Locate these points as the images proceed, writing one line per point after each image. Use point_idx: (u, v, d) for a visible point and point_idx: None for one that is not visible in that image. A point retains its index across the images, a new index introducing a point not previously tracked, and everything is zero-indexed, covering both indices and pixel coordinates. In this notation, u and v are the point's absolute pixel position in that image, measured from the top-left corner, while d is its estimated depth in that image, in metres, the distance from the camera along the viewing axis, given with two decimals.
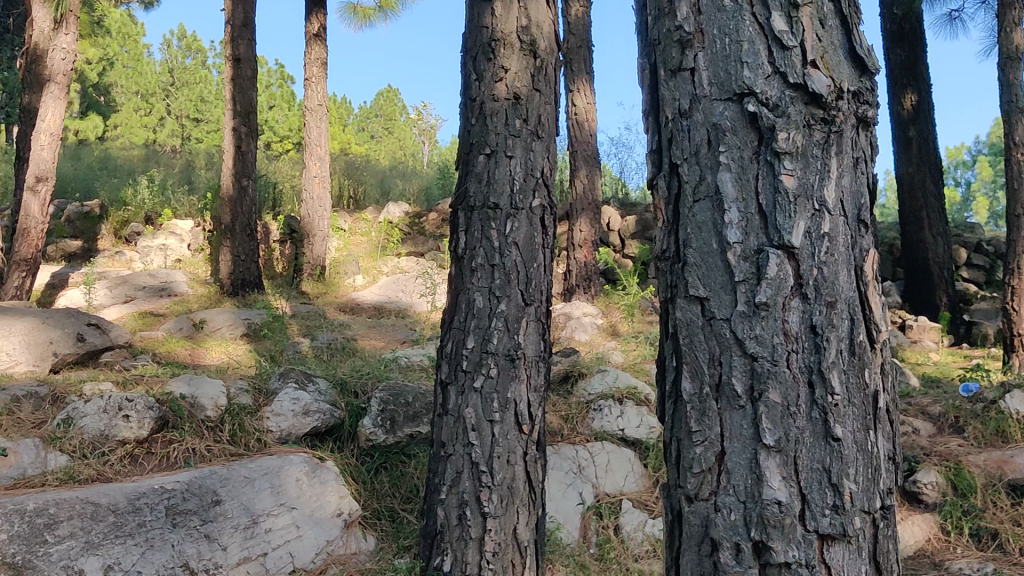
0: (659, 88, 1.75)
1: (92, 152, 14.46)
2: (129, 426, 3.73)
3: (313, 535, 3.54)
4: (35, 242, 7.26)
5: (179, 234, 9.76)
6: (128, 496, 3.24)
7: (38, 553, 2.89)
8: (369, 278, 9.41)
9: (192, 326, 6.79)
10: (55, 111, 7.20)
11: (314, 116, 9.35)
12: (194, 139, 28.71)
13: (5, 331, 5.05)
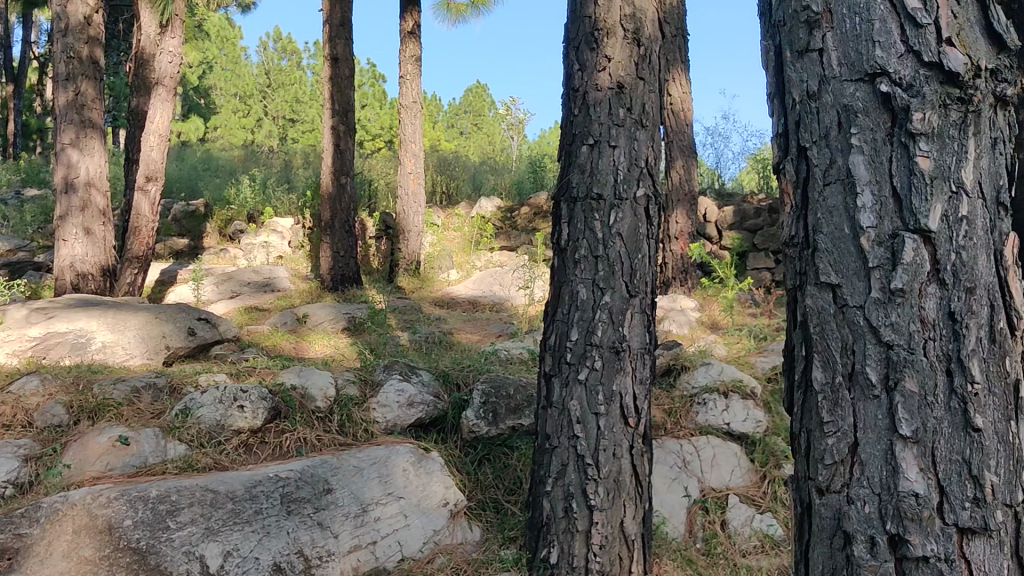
0: (785, 69, 1.71)
1: (196, 153, 14.92)
2: (244, 415, 3.83)
3: (421, 524, 3.56)
4: (146, 240, 7.52)
5: (280, 232, 9.98)
6: (245, 484, 3.33)
7: (162, 539, 3.01)
8: (463, 272, 9.48)
9: (295, 320, 6.95)
10: (164, 114, 7.43)
11: (410, 113, 9.45)
12: (290, 138, 29.39)
13: (121, 325, 5.24)
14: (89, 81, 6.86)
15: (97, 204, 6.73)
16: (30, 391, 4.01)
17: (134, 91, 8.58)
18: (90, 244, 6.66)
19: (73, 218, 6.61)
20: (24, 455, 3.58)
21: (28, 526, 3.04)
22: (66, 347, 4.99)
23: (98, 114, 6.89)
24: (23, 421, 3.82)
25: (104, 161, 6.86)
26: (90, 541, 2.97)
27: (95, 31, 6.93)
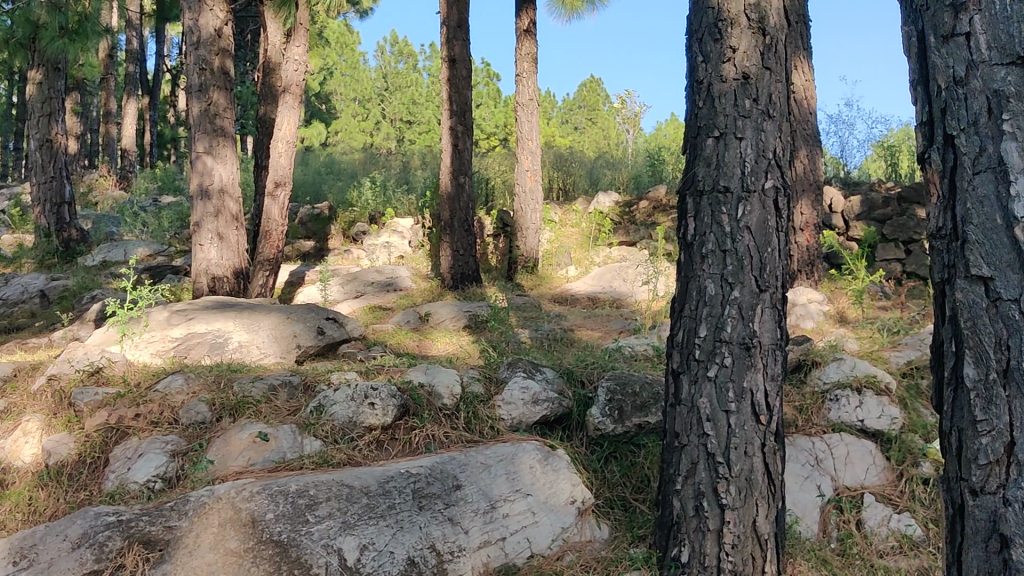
0: (929, 62, 1.74)
1: (318, 158, 15.35)
2: (375, 412, 3.92)
3: (550, 522, 3.54)
4: (276, 243, 7.77)
5: (401, 232, 10.15)
6: (378, 480, 3.41)
7: (302, 532, 3.11)
8: (582, 268, 9.47)
9: (417, 318, 7.09)
10: (290, 120, 7.66)
11: (526, 110, 9.49)
12: (408, 140, 29.94)
13: (254, 325, 5.44)
14: (221, 91, 7.13)
15: (230, 209, 7.00)
16: (176, 389, 4.20)
17: (262, 99, 8.88)
18: (223, 248, 6.93)
19: (207, 224, 6.89)
20: (171, 451, 3.76)
21: (177, 519, 3.19)
22: (206, 347, 5.21)
23: (229, 123, 7.16)
24: (169, 418, 4.02)
25: (236, 168, 7.13)
26: (235, 534, 3.10)
27: (225, 43, 7.20)
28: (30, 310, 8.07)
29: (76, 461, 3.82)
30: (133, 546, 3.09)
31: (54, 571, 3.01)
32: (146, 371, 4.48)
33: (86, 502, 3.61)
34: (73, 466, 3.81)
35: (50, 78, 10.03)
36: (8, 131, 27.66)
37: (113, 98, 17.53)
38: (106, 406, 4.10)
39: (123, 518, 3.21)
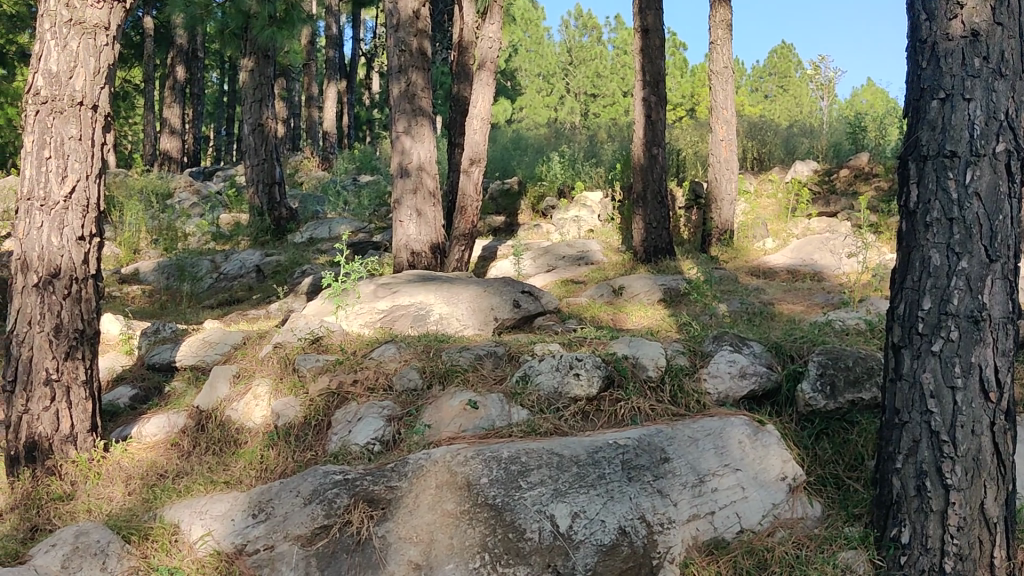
0: None
1: (507, 133, 15.54)
2: (580, 383, 3.95)
3: (761, 497, 3.44)
4: (471, 218, 7.91)
5: (591, 206, 10.12)
6: (587, 449, 3.45)
7: (515, 497, 3.21)
8: (779, 240, 9.17)
9: (612, 292, 7.08)
10: (486, 98, 7.78)
11: (721, 79, 9.24)
12: (592, 114, 29.86)
13: (454, 298, 5.59)
14: (419, 72, 7.33)
15: (428, 185, 7.18)
16: (389, 357, 4.39)
17: (456, 78, 9.06)
18: (422, 224, 7.14)
19: (407, 201, 7.13)
20: (388, 416, 3.94)
21: (398, 479, 3.36)
22: (409, 318, 5.40)
23: (427, 103, 7.35)
24: (384, 384, 4.20)
25: (434, 146, 7.30)
26: (451, 496, 3.23)
27: (423, 24, 7.37)
28: (247, 284, 8.60)
29: (302, 423, 4.05)
30: (358, 504, 3.27)
31: (289, 524, 3.25)
32: (361, 340, 4.69)
33: (312, 462, 3.83)
34: (298, 428, 4.03)
35: (261, 65, 10.54)
36: (222, 118, 29.59)
37: (315, 82, 18.37)
38: (327, 372, 4.32)
39: (349, 477, 3.40)
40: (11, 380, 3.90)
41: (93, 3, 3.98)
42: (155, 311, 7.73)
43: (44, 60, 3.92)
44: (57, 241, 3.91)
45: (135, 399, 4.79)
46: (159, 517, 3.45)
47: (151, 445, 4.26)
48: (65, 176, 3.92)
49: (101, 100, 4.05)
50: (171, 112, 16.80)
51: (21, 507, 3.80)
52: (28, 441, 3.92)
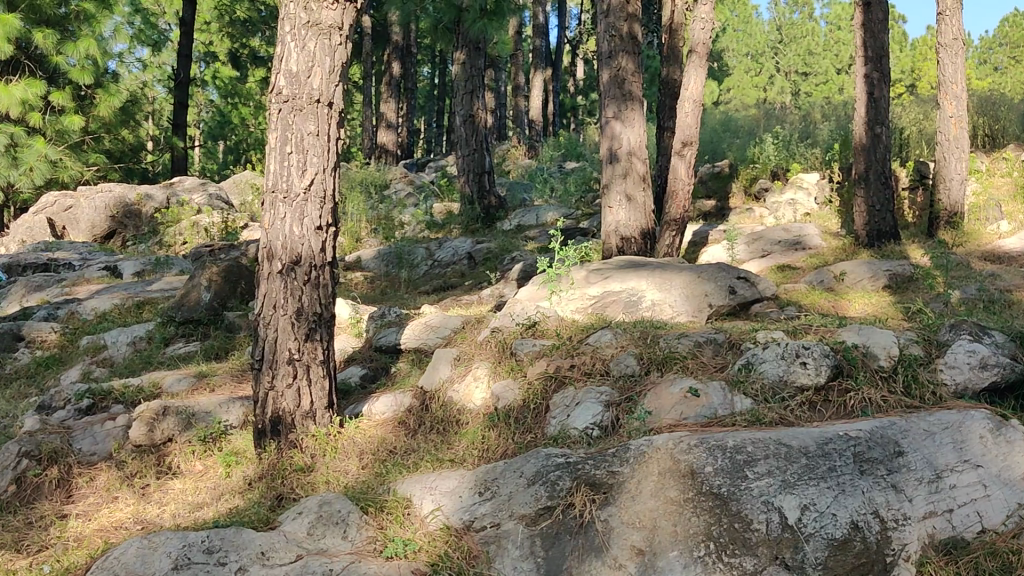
0: None
1: (715, 116, 15.22)
2: (807, 372, 3.83)
3: (1004, 497, 3.22)
4: (683, 203, 7.77)
5: (807, 188, 9.73)
6: (816, 441, 3.30)
7: (741, 487, 3.14)
8: (1016, 222, 8.51)
9: (832, 278, 6.80)
10: (698, 80, 7.63)
11: (950, 51, 8.64)
12: (804, 93, 28.74)
13: (668, 283, 5.52)
14: (629, 57, 7.29)
15: (638, 170, 7.12)
16: (606, 343, 4.40)
17: (665, 61, 8.93)
18: (632, 209, 7.09)
19: (618, 186, 7.11)
20: (607, 401, 3.96)
21: (620, 464, 3.38)
22: (621, 304, 5.40)
23: (638, 88, 7.29)
24: (602, 369, 4.22)
25: (644, 130, 7.23)
26: (675, 483, 3.21)
27: (634, 8, 7.31)
28: (460, 270, 8.79)
29: (522, 406, 4.13)
30: (580, 487, 3.32)
31: (514, 503, 3.36)
32: (577, 326, 4.70)
33: (532, 444, 3.90)
34: (519, 411, 4.12)
35: (472, 57, 10.78)
36: (434, 110, 30.56)
37: (522, 72, 18.60)
38: (545, 356, 4.39)
39: (571, 460, 3.46)
40: (259, 359, 4.22)
41: (328, 5, 4.21)
42: (376, 297, 8.10)
43: (286, 61, 4.21)
44: (298, 230, 4.19)
45: (364, 378, 5.07)
46: (392, 491, 3.64)
47: (380, 422, 4.48)
48: (305, 170, 4.19)
49: (335, 98, 4.29)
50: (387, 106, 17.49)
51: (267, 477, 4.08)
52: (273, 416, 4.22)
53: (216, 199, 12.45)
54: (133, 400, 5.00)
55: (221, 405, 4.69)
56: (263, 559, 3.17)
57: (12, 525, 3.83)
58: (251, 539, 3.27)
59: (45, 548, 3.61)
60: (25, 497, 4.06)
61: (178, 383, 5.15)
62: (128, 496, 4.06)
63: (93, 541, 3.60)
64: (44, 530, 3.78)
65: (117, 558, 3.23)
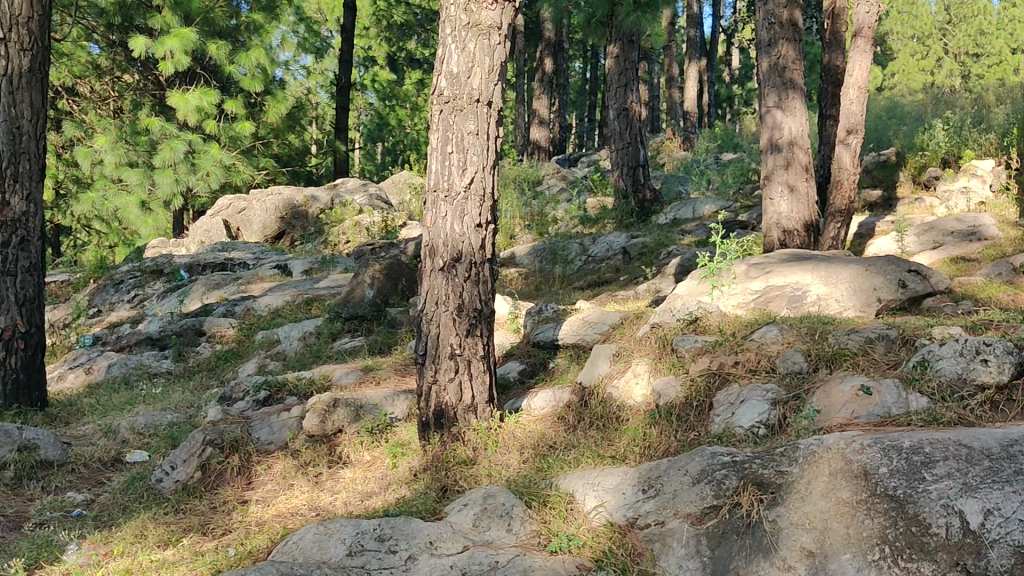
0: None
1: (879, 102, 14.59)
2: (989, 370, 3.63)
3: None
4: (847, 193, 7.49)
5: (982, 175, 9.19)
6: (1002, 442, 3.02)
7: (918, 489, 2.97)
8: None
9: (1011, 271, 6.40)
10: (863, 66, 7.31)
11: None
12: (975, 76, 27.15)
13: (833, 277, 5.34)
14: (790, 44, 7.08)
15: (801, 160, 6.91)
16: (771, 339, 4.29)
17: (827, 47, 8.63)
18: (795, 201, 6.88)
19: (779, 177, 6.93)
20: (773, 399, 3.87)
21: (788, 464, 3.28)
22: (785, 299, 5.27)
23: (799, 75, 7.08)
24: (767, 366, 4.12)
25: (806, 119, 7.01)
26: (847, 484, 3.10)
27: None
28: (615, 266, 8.67)
29: (684, 403, 4.08)
30: (748, 487, 3.26)
31: (679, 502, 3.33)
32: (741, 322, 4.61)
33: (695, 442, 3.85)
34: (680, 407, 4.07)
35: (626, 50, 10.71)
36: (586, 105, 30.61)
37: (676, 64, 18.35)
38: (708, 353, 4.32)
39: (738, 459, 3.39)
40: (422, 353, 4.33)
41: (488, 6, 4.28)
42: (532, 292, 8.18)
43: (447, 63, 4.31)
44: (458, 228, 4.28)
45: (523, 373, 5.13)
46: (555, 486, 3.68)
47: (540, 417, 4.51)
48: (465, 168, 4.28)
49: (495, 96, 4.34)
50: (540, 103, 17.60)
51: (432, 468, 4.17)
52: (436, 408, 4.32)
53: (376, 199, 12.84)
54: (305, 392, 5.23)
55: (386, 398, 4.83)
56: (431, 548, 3.27)
57: (198, 509, 4.08)
58: (420, 529, 3.37)
59: (229, 531, 3.83)
60: (210, 483, 4.32)
61: (347, 376, 5.35)
62: (302, 484, 4.26)
63: (272, 527, 3.79)
64: (228, 515, 4.01)
65: (295, 544, 3.39)
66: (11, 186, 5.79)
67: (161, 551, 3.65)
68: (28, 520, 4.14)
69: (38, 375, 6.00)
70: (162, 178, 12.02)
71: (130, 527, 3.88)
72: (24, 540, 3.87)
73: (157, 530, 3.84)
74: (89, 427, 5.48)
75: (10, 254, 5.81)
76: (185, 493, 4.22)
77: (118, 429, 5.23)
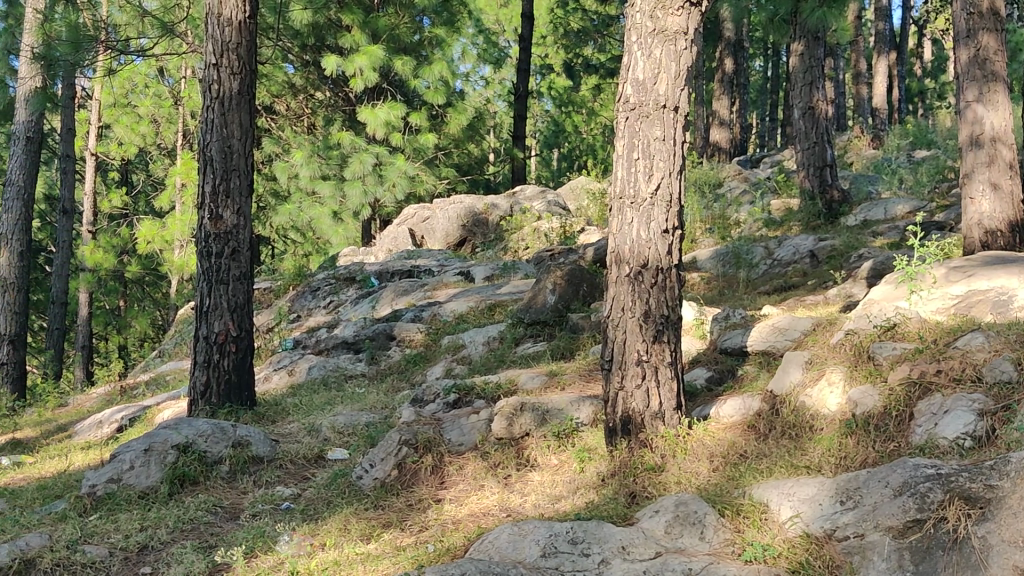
0: None
1: None
2: None
3: None
4: None
5: None
6: None
7: None
8: None
9: None
10: None
11: None
12: None
13: None
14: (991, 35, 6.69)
15: (1004, 156, 6.51)
16: (977, 347, 4.06)
17: None
18: (998, 200, 6.49)
19: (980, 175, 6.56)
20: (980, 409, 3.68)
21: (999, 478, 3.11)
22: (989, 304, 4.97)
23: (1002, 67, 6.66)
24: (973, 375, 3.90)
25: (1010, 113, 6.60)
26: None
27: None
28: (802, 269, 8.39)
29: (882, 413, 3.94)
30: (954, 500, 3.11)
31: (880, 514, 3.23)
32: (942, 328, 4.37)
33: (895, 453, 3.73)
34: (879, 417, 3.94)
35: (811, 48, 10.38)
36: (767, 105, 29.90)
37: (863, 58, 17.60)
38: (907, 360, 4.14)
39: (943, 472, 3.24)
40: (609, 359, 4.38)
41: (674, 11, 4.28)
42: (715, 298, 8.07)
43: (632, 70, 4.36)
44: (645, 234, 4.30)
45: (711, 380, 5.09)
46: (749, 495, 3.63)
47: (729, 425, 4.46)
48: (651, 175, 4.30)
49: (682, 101, 4.33)
50: (720, 104, 17.30)
51: (620, 474, 4.19)
52: (623, 415, 4.34)
53: (555, 206, 12.99)
54: (493, 396, 5.36)
55: (572, 403, 4.89)
56: (624, 552, 3.30)
57: (395, 506, 4.27)
58: (612, 534, 3.42)
59: (425, 528, 3.99)
60: (406, 481, 4.52)
61: (532, 381, 5.46)
62: (492, 485, 4.38)
63: (466, 526, 3.92)
64: (423, 512, 4.18)
65: (492, 543, 3.50)
66: (224, 201, 6.25)
67: (364, 545, 3.84)
68: (243, 512, 4.46)
69: (247, 376, 6.43)
70: (352, 191, 12.56)
71: (335, 521, 4.10)
72: (241, 530, 4.17)
73: (359, 524, 4.05)
74: (293, 426, 5.82)
75: (223, 264, 6.26)
76: (383, 490, 4.43)
77: (320, 428, 5.54)
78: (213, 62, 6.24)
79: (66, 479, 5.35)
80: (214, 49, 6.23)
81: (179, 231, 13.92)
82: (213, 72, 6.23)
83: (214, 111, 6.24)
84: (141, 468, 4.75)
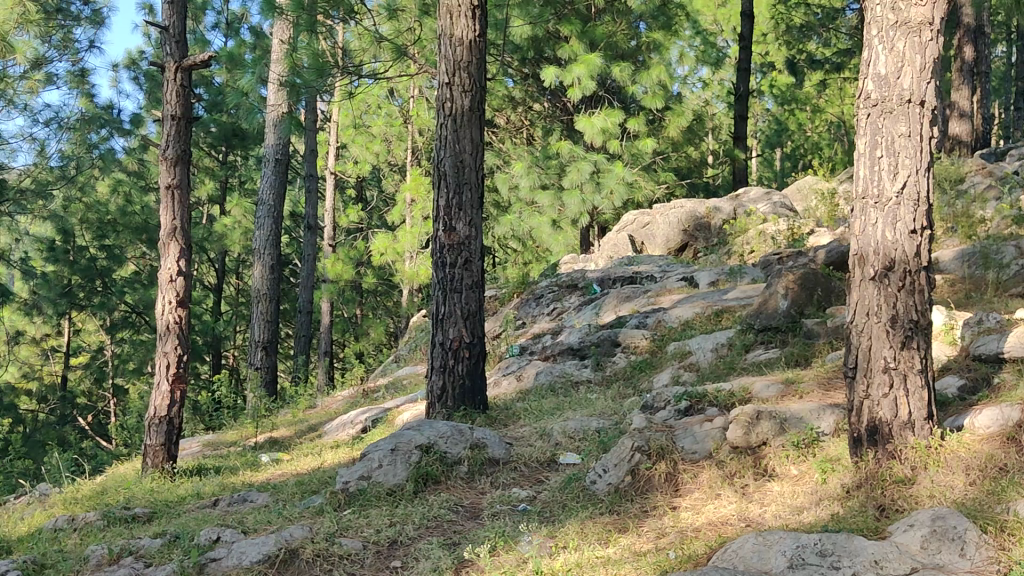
0: None
1: None
2: None
3: None
4: None
5: None
6: None
7: None
8: None
9: None
10: None
11: None
12: None
13: None
14: None
15: None
16: None
17: None
18: None
19: None
20: None
21: None
22: None
23: None
24: None
25: None
26: None
27: None
28: None
29: None
30: None
31: None
32: None
33: None
34: None
35: None
36: (1013, 89, 27.72)
37: None
38: None
39: None
40: (853, 366, 4.24)
41: (917, 1, 4.10)
42: (963, 301, 7.57)
43: (874, 65, 4.22)
44: (890, 235, 4.13)
45: (963, 390, 4.81)
46: (1013, 511, 3.39)
47: (986, 436, 4.17)
48: (897, 172, 4.12)
49: (928, 95, 4.12)
50: (959, 94, 16.19)
51: (867, 486, 4.03)
52: (870, 424, 4.17)
53: (781, 208, 12.62)
54: (726, 403, 5.30)
55: (812, 411, 4.76)
56: (877, 567, 3.19)
57: (631, 512, 4.32)
58: (863, 547, 3.30)
59: (663, 535, 4.01)
60: (640, 487, 4.56)
61: (768, 389, 5.35)
62: (730, 494, 4.33)
63: (707, 534, 3.91)
64: (660, 519, 4.20)
65: (736, 552, 3.48)
66: (457, 213, 6.51)
67: (603, 549, 3.91)
68: (482, 512, 4.64)
69: (481, 381, 6.67)
70: (571, 199, 12.73)
71: (573, 525, 4.20)
72: (482, 529, 4.34)
73: (596, 528, 4.13)
74: (527, 430, 5.99)
75: (457, 274, 6.53)
76: (618, 495, 4.50)
77: (553, 433, 5.68)
78: (446, 81, 6.55)
79: (320, 476, 5.76)
80: (447, 68, 6.54)
81: (410, 242, 14.62)
82: (446, 91, 6.54)
83: (447, 128, 6.54)
84: (388, 466, 5.04)
